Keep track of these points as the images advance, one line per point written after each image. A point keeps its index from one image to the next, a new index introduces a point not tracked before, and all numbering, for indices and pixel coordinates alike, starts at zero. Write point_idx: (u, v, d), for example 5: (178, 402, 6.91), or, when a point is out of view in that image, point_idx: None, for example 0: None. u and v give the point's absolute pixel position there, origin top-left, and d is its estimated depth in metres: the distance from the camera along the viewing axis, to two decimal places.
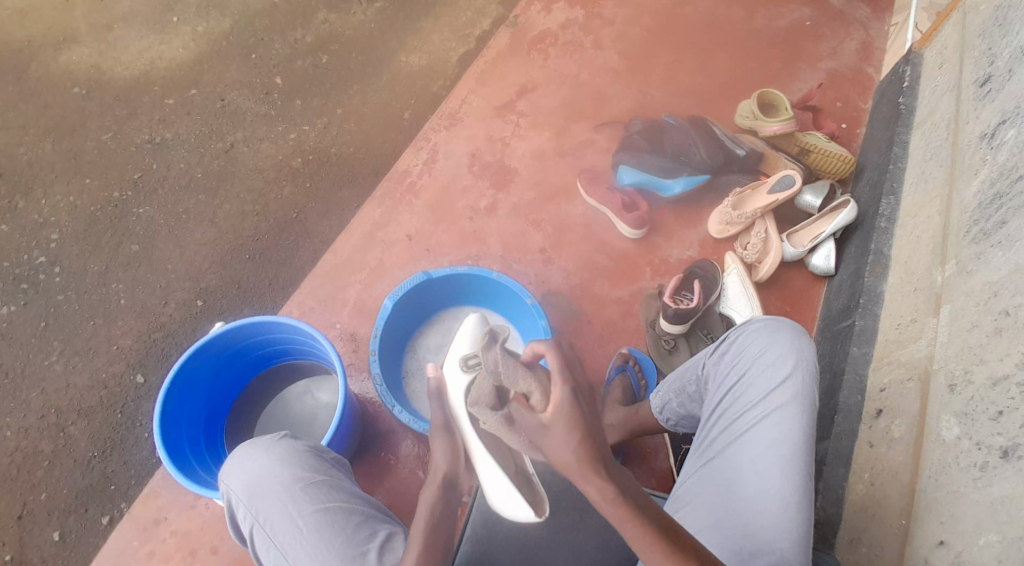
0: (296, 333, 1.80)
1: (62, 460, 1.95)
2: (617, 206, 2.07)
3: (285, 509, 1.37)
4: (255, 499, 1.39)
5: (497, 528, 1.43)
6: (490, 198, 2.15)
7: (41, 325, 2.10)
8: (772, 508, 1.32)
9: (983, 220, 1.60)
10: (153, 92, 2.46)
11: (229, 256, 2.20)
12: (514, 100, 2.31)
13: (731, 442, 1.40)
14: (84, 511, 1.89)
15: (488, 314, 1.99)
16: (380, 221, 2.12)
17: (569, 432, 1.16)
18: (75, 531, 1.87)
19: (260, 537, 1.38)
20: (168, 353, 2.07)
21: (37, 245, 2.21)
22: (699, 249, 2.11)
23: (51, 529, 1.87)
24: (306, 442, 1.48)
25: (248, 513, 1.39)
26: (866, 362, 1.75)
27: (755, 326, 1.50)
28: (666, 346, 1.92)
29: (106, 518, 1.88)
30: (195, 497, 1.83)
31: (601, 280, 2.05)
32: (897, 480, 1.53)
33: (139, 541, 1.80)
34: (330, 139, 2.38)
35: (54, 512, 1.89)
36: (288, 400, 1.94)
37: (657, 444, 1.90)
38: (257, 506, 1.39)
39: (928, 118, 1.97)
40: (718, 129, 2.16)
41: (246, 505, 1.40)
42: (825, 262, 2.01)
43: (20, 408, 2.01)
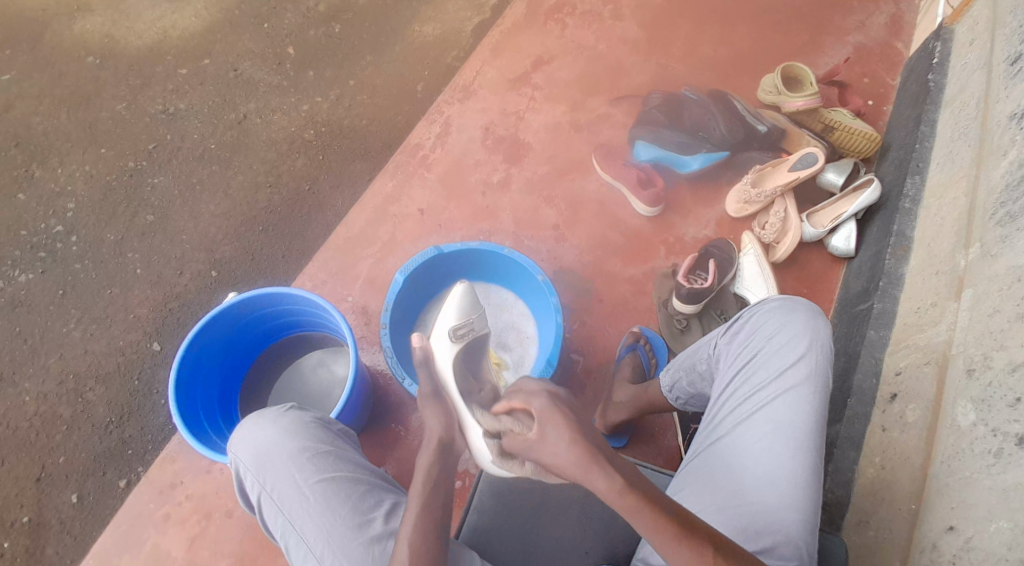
0: (308, 305, 1.80)
1: (80, 425, 1.98)
2: (633, 183, 2.03)
3: (291, 479, 1.38)
4: (262, 468, 1.41)
5: (501, 504, 1.43)
6: (503, 173, 2.13)
7: (59, 294, 2.13)
8: (782, 488, 1.31)
9: (1009, 202, 1.55)
10: (166, 62, 2.45)
11: (243, 227, 2.20)
12: (529, 73, 2.27)
13: (742, 421, 1.38)
14: (102, 474, 1.93)
15: (500, 291, 1.98)
16: (393, 195, 2.10)
17: (561, 432, 1.17)
18: (92, 493, 1.91)
19: (268, 506, 1.40)
20: (183, 322, 2.09)
21: (54, 214, 2.23)
22: (716, 228, 2.07)
23: (68, 492, 1.92)
24: (313, 412, 1.49)
25: (256, 482, 1.41)
26: (883, 345, 1.72)
27: (769, 306, 1.47)
28: (679, 326, 1.91)
29: (123, 482, 1.93)
30: (211, 463, 1.86)
31: (614, 258, 2.03)
32: (909, 465, 1.51)
33: (155, 504, 1.83)
34: (343, 110, 2.36)
35: (71, 477, 1.93)
36: (301, 371, 1.96)
37: (666, 423, 1.89)
38: (264, 476, 1.40)
39: (957, 96, 1.90)
40: (739, 103, 2.10)
41: (254, 474, 1.41)
42: (846, 243, 1.97)
43: (38, 374, 2.04)
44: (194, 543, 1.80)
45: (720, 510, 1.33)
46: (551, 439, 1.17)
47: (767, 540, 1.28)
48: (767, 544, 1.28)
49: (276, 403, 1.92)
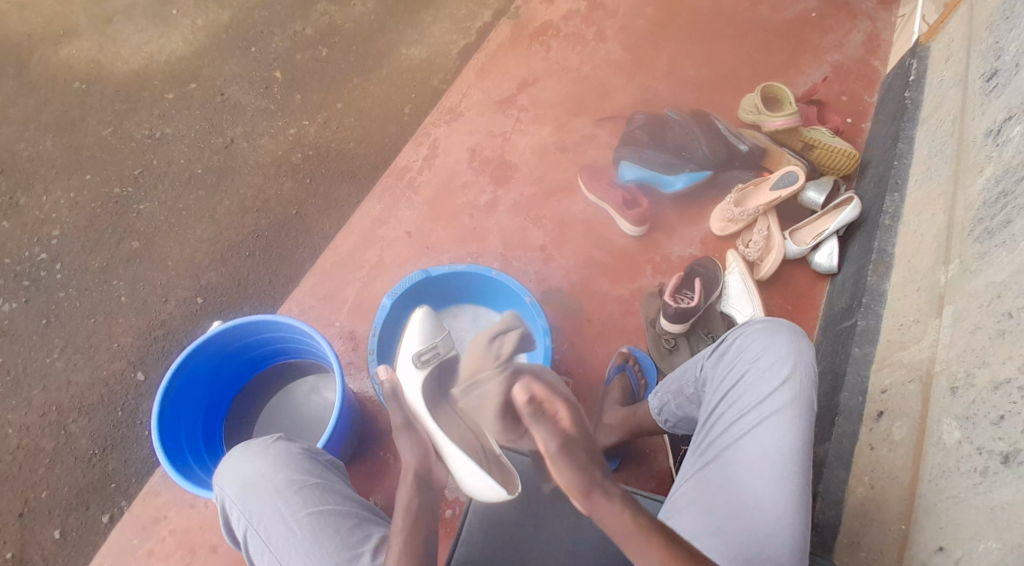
0: (294, 333, 1.80)
1: (62, 458, 1.96)
2: (617, 203, 2.05)
3: (278, 513, 1.38)
4: (249, 502, 1.40)
5: (492, 531, 1.43)
6: (490, 195, 2.14)
7: (43, 323, 2.12)
8: (769, 515, 1.31)
9: (987, 219, 1.57)
10: (152, 87, 2.45)
11: (228, 253, 2.20)
12: (514, 94, 2.29)
13: (728, 446, 1.39)
14: (85, 509, 1.91)
15: (487, 313, 1.98)
16: (380, 218, 2.11)
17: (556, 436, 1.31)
18: (74, 530, 1.89)
19: (254, 540, 1.39)
20: (168, 349, 2.08)
21: (38, 242, 2.22)
22: (701, 247, 2.09)
23: (52, 527, 1.89)
24: (301, 444, 1.49)
25: (242, 516, 1.40)
26: (868, 362, 1.73)
27: (753, 328, 1.48)
28: (666, 345, 1.90)
29: (107, 516, 1.90)
30: (195, 496, 1.85)
31: (600, 278, 2.03)
32: (897, 483, 1.52)
33: (138, 540, 1.82)
34: (329, 134, 2.37)
35: (55, 510, 1.91)
36: (291, 399, 1.95)
37: (655, 445, 1.89)
38: (250, 510, 1.40)
39: (935, 113, 1.93)
40: (722, 123, 2.14)
41: (240, 508, 1.40)
42: (828, 260, 1.99)
43: (22, 405, 2.03)
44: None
45: (710, 536, 1.34)
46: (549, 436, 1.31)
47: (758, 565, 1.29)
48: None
49: (264, 431, 1.91)
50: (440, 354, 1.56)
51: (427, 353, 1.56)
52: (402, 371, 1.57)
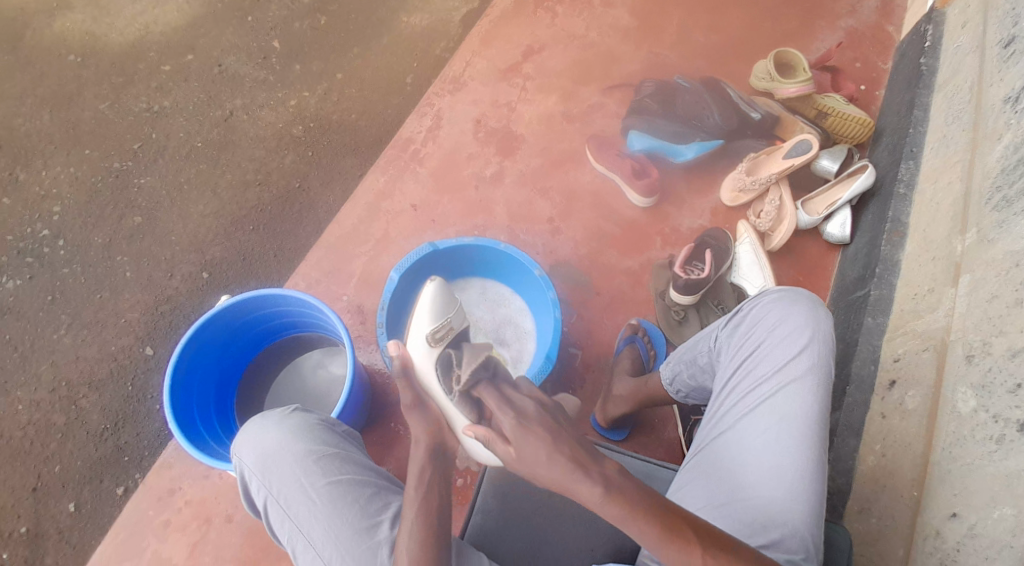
0: (302, 307, 1.79)
1: (74, 432, 1.96)
2: (627, 173, 2.01)
3: (297, 482, 1.37)
4: (269, 471, 1.40)
5: (504, 505, 1.43)
6: (497, 166, 2.10)
7: (48, 300, 2.10)
8: (786, 483, 1.30)
9: (1005, 187, 1.55)
10: (149, 59, 2.40)
11: (233, 227, 2.17)
12: (520, 63, 2.24)
13: (744, 415, 1.38)
14: (99, 482, 1.91)
15: (495, 286, 1.97)
16: (385, 191, 2.08)
17: (539, 445, 1.17)
18: (90, 501, 1.89)
19: (274, 510, 1.38)
20: (175, 325, 2.06)
21: (40, 218, 2.19)
22: (711, 218, 2.06)
23: (66, 499, 1.89)
24: (318, 415, 1.48)
25: (262, 486, 1.40)
26: (880, 332, 1.72)
27: (768, 297, 1.46)
28: (676, 316, 1.90)
29: (122, 488, 1.91)
30: (209, 468, 1.84)
31: (609, 250, 2.01)
32: (910, 451, 1.51)
33: (155, 511, 1.81)
34: (331, 105, 2.33)
35: (68, 485, 1.91)
36: (299, 373, 1.95)
37: (665, 415, 1.89)
38: (270, 479, 1.39)
39: (951, 79, 1.89)
40: (732, 91, 2.08)
41: (260, 478, 1.40)
42: (840, 230, 1.97)
43: (30, 382, 2.01)
44: (196, 548, 1.78)
45: (726, 504, 1.33)
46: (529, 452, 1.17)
47: (775, 533, 1.28)
48: (773, 536, 1.28)
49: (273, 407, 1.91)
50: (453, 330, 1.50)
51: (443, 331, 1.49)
52: (412, 347, 1.50)
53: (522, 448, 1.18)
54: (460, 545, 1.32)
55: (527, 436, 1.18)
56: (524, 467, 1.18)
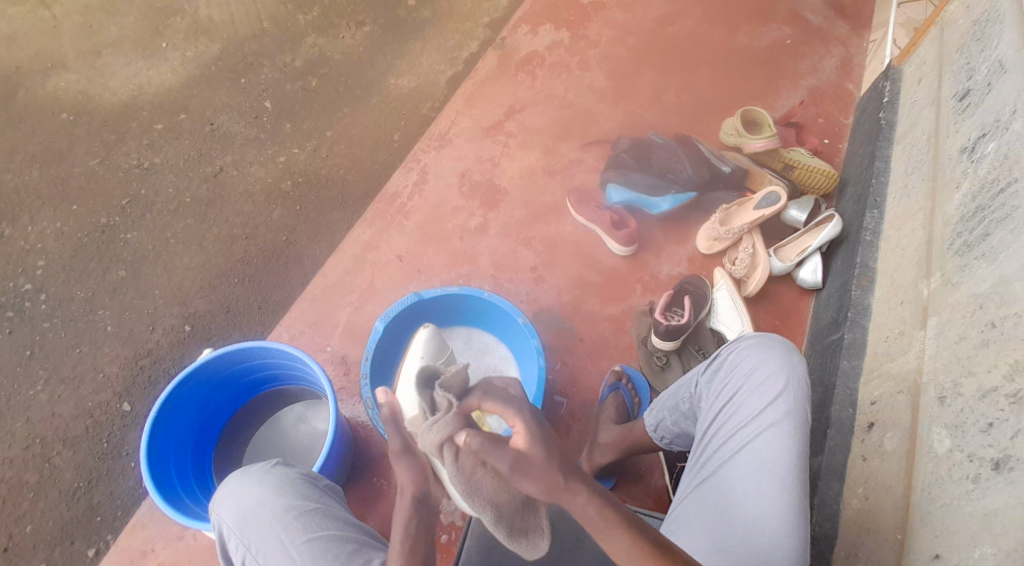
0: (287, 358, 1.80)
1: (47, 492, 1.93)
2: (606, 224, 2.08)
3: (277, 539, 1.37)
4: (248, 529, 1.39)
5: (492, 553, 1.43)
6: (480, 218, 2.16)
7: (27, 355, 2.09)
8: (769, 528, 1.33)
9: (965, 233, 1.63)
10: (140, 117, 2.46)
11: (217, 281, 2.19)
12: (503, 120, 2.33)
13: (725, 461, 1.41)
14: (70, 543, 1.87)
15: (480, 335, 2.00)
16: (371, 242, 2.13)
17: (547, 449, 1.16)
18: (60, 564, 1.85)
19: None
20: (155, 379, 2.06)
21: (23, 273, 2.20)
22: (688, 266, 2.12)
23: (38, 561, 1.86)
24: (299, 469, 1.48)
25: (241, 544, 1.39)
26: (856, 375, 1.77)
27: (745, 344, 1.51)
28: (659, 362, 1.93)
29: (92, 551, 1.85)
30: (183, 529, 1.83)
31: (591, 298, 2.06)
32: (892, 493, 1.54)
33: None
34: (318, 161, 2.39)
35: (41, 545, 1.87)
36: (281, 427, 1.94)
37: (653, 461, 1.91)
38: (250, 537, 1.39)
39: (909, 132, 2.00)
40: (702, 146, 2.19)
41: (239, 536, 1.39)
42: (813, 276, 2.03)
43: (4, 438, 1.99)
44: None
45: (712, 551, 1.34)
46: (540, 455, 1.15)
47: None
48: None
49: (254, 460, 1.90)
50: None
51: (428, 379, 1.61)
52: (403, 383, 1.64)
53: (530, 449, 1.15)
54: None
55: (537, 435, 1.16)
56: (532, 470, 1.15)
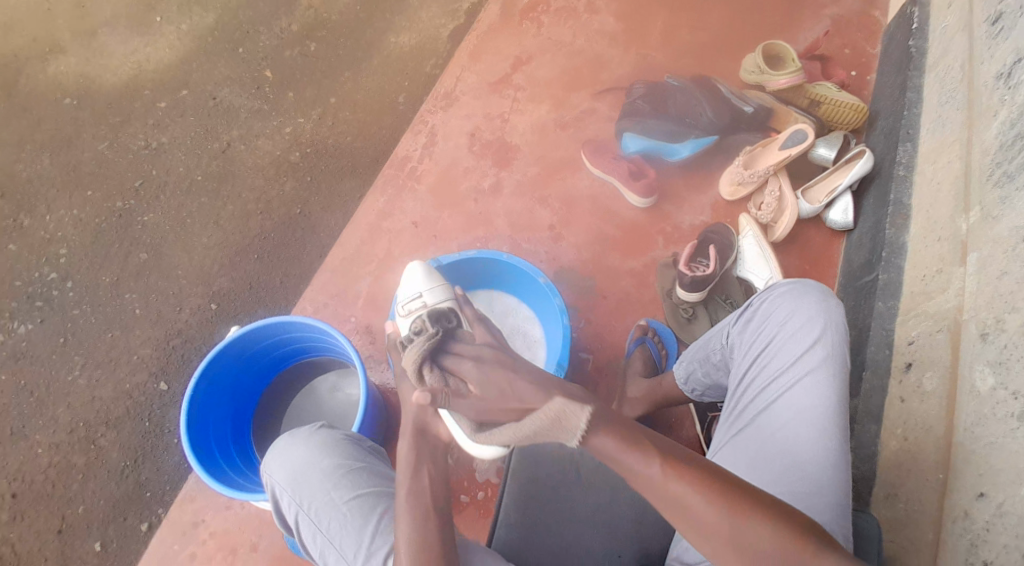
0: (314, 331, 1.79)
1: (96, 472, 1.96)
2: (624, 174, 2.01)
3: (326, 497, 1.38)
4: (298, 487, 1.40)
5: (531, 512, 1.42)
6: (494, 177, 2.11)
7: (60, 342, 2.10)
8: (811, 475, 1.29)
9: (1006, 162, 1.54)
10: (143, 97, 2.42)
11: (238, 257, 2.18)
12: (511, 73, 2.25)
13: (762, 411, 1.37)
14: (123, 520, 1.91)
15: (504, 297, 1.97)
16: (386, 210, 2.09)
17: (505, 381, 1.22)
18: (115, 540, 1.89)
19: (306, 526, 1.39)
20: (187, 358, 2.07)
21: (47, 262, 2.20)
22: (712, 214, 2.05)
23: (93, 539, 1.90)
24: (342, 431, 1.49)
25: (292, 501, 1.40)
26: (892, 315, 1.71)
27: (779, 291, 1.46)
28: (685, 314, 1.89)
29: (145, 525, 1.90)
30: (229, 499, 1.85)
31: (613, 253, 2.01)
32: (932, 434, 1.50)
33: (179, 545, 1.83)
34: (326, 130, 2.33)
35: (94, 524, 1.91)
36: (314, 397, 1.95)
37: (681, 415, 1.88)
38: (300, 495, 1.39)
39: (940, 60, 1.89)
40: (723, 87, 2.08)
41: (290, 494, 1.40)
42: (843, 216, 1.95)
43: (49, 424, 2.02)
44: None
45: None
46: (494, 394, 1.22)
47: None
48: None
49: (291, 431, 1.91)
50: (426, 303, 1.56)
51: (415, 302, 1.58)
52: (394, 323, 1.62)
53: (486, 389, 1.23)
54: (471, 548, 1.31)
55: (488, 376, 1.23)
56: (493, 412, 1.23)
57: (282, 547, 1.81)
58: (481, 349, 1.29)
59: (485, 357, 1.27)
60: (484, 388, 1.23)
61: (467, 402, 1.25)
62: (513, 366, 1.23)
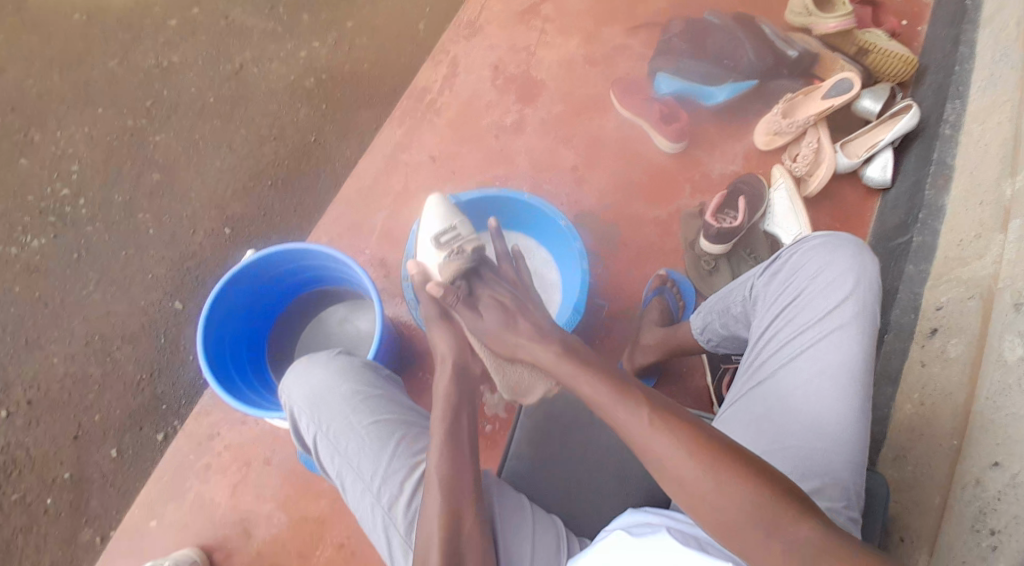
0: (329, 260, 1.77)
1: (111, 383, 1.98)
2: (655, 119, 1.94)
3: (346, 420, 1.38)
4: (317, 409, 1.40)
5: (541, 457, 1.42)
6: (517, 114, 2.03)
7: (75, 257, 2.09)
8: (830, 431, 1.27)
9: None
10: (154, 14, 2.33)
11: (252, 183, 2.14)
12: (538, 4, 2.14)
13: (784, 364, 1.34)
14: (139, 429, 1.94)
15: (520, 239, 1.93)
16: (403, 142, 2.02)
17: (517, 319, 1.40)
18: (131, 447, 1.92)
19: (324, 446, 1.39)
20: (202, 280, 2.06)
21: (59, 178, 2.17)
22: (744, 163, 1.98)
23: (108, 446, 1.93)
24: (360, 359, 1.50)
25: (311, 422, 1.40)
26: (922, 279, 1.66)
27: (812, 243, 1.41)
28: (706, 267, 1.84)
29: (161, 434, 1.93)
30: (245, 415, 1.88)
31: (636, 199, 1.95)
32: (951, 400, 1.48)
33: (195, 455, 1.86)
34: (343, 55, 2.25)
35: (110, 431, 1.94)
36: (323, 329, 1.95)
37: (693, 365, 1.86)
38: (320, 416, 1.40)
39: (998, 15, 1.79)
40: (768, 27, 1.99)
41: (309, 415, 1.41)
42: (882, 173, 1.87)
43: (65, 335, 2.03)
44: (238, 489, 1.84)
45: (763, 453, 1.30)
46: (501, 322, 1.41)
47: (814, 480, 1.25)
48: (814, 484, 1.25)
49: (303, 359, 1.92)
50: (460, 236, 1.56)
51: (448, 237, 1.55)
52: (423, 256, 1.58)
53: (498, 314, 1.42)
54: (494, 484, 1.33)
55: (504, 307, 1.43)
56: (487, 330, 1.42)
57: (294, 469, 1.85)
58: (508, 288, 1.48)
59: (505, 294, 1.46)
60: (495, 312, 1.43)
61: (473, 315, 1.45)
62: (527, 307, 1.43)
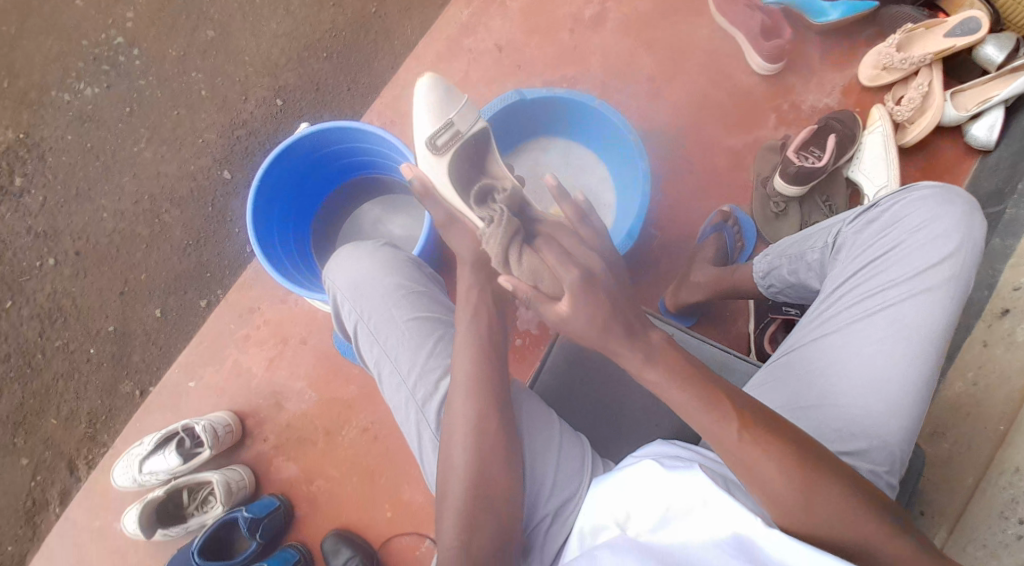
0: (382, 148, 1.70)
1: (159, 245, 2.01)
2: (753, 33, 1.75)
3: (387, 312, 1.36)
4: (359, 298, 1.39)
5: (568, 388, 1.40)
6: (597, 7, 1.85)
7: (126, 111, 2.06)
8: (893, 395, 1.18)
9: None
10: None
11: (307, 52, 2.03)
12: None
13: (858, 318, 1.24)
14: (183, 293, 1.98)
15: (578, 150, 1.84)
16: (468, 25, 1.88)
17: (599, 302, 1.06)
18: (174, 309, 1.98)
19: (364, 336, 1.38)
20: (252, 151, 2.01)
21: (113, 24, 2.09)
22: (841, 97, 1.80)
23: (153, 305, 1.98)
24: (406, 254, 1.47)
25: (353, 310, 1.39)
26: (1006, 255, 1.53)
27: (918, 195, 1.29)
28: (774, 209, 1.72)
29: (204, 301, 1.97)
30: (286, 292, 1.90)
31: (712, 121, 1.80)
32: (1008, 385, 1.40)
33: (235, 325, 1.90)
34: None
35: (155, 290, 1.99)
36: (359, 227, 1.93)
37: (738, 309, 1.79)
38: (361, 305, 1.38)
39: None
40: None
41: (351, 302, 1.39)
42: (987, 134, 1.68)
43: (115, 192, 2.04)
44: (273, 363, 1.88)
45: (814, 406, 1.22)
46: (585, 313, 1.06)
47: (862, 442, 1.18)
48: (861, 445, 1.18)
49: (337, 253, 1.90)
50: (460, 133, 1.39)
51: (444, 136, 1.38)
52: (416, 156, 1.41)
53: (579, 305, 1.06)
54: (522, 394, 1.30)
55: (582, 288, 1.07)
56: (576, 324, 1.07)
57: (326, 353, 1.87)
58: (579, 250, 1.12)
59: (579, 262, 1.10)
60: (575, 295, 1.06)
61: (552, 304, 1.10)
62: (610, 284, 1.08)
